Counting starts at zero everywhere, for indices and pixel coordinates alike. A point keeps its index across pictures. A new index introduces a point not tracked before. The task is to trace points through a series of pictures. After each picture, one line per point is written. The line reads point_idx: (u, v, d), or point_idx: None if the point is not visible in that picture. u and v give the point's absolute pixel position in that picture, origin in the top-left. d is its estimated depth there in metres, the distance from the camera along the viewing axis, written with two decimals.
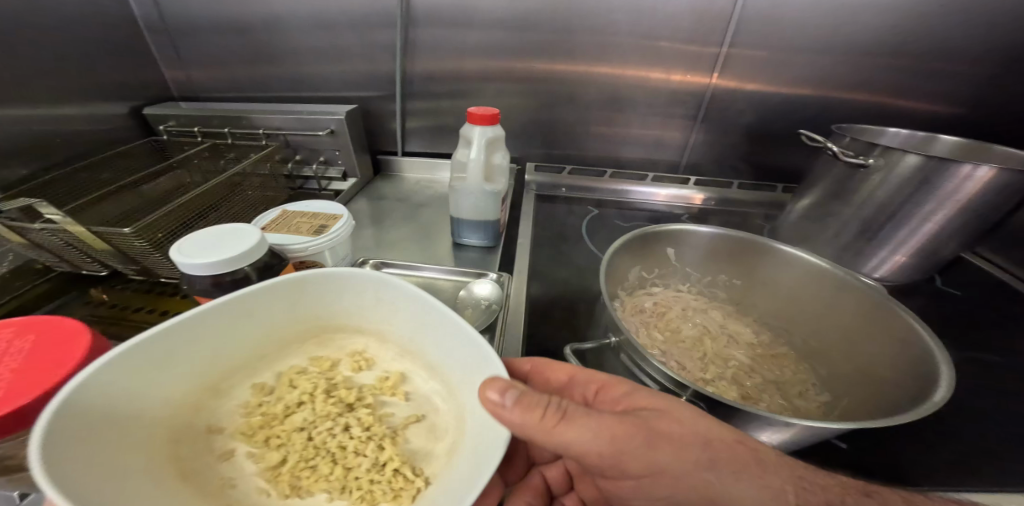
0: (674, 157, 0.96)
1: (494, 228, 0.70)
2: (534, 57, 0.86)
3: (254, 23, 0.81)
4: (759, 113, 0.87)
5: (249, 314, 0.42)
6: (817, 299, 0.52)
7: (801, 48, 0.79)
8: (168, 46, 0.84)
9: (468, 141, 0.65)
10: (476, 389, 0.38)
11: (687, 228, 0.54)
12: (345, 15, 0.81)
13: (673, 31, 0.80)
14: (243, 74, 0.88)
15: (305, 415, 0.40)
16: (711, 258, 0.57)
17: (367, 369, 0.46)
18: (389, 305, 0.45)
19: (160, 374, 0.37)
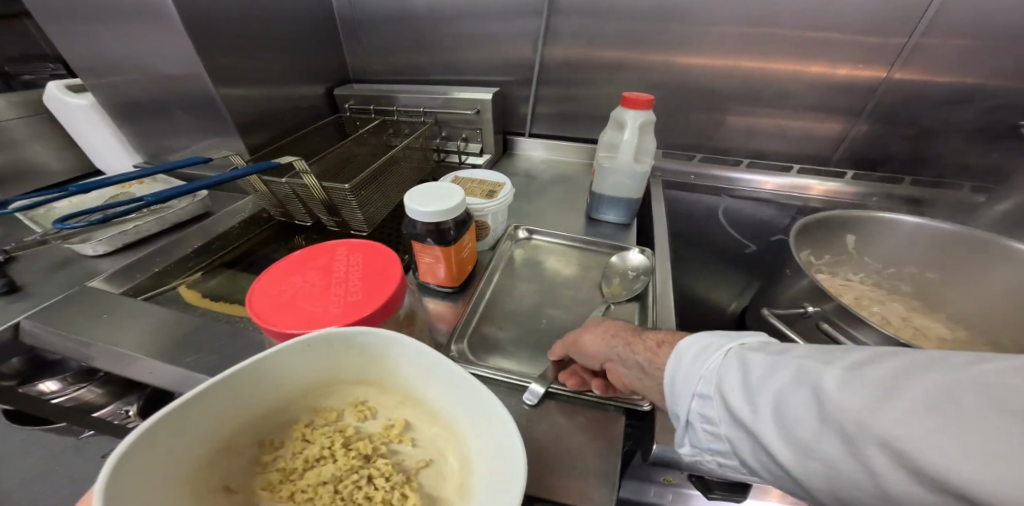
0: (822, 151, 0.89)
1: (632, 205, 0.72)
2: (680, 45, 0.84)
3: (422, 17, 0.92)
4: (942, 101, 0.77)
5: (260, 371, 0.34)
6: None
7: (1018, 25, 0.68)
8: (348, 34, 0.98)
9: (620, 123, 0.68)
10: (490, 437, 0.33)
11: (891, 215, 0.57)
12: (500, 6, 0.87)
13: (847, 14, 0.73)
14: (403, 59, 0.99)
15: (328, 470, 0.35)
16: (913, 249, 0.58)
17: (369, 416, 0.39)
18: (441, 381, 0.35)
19: (189, 435, 0.31)
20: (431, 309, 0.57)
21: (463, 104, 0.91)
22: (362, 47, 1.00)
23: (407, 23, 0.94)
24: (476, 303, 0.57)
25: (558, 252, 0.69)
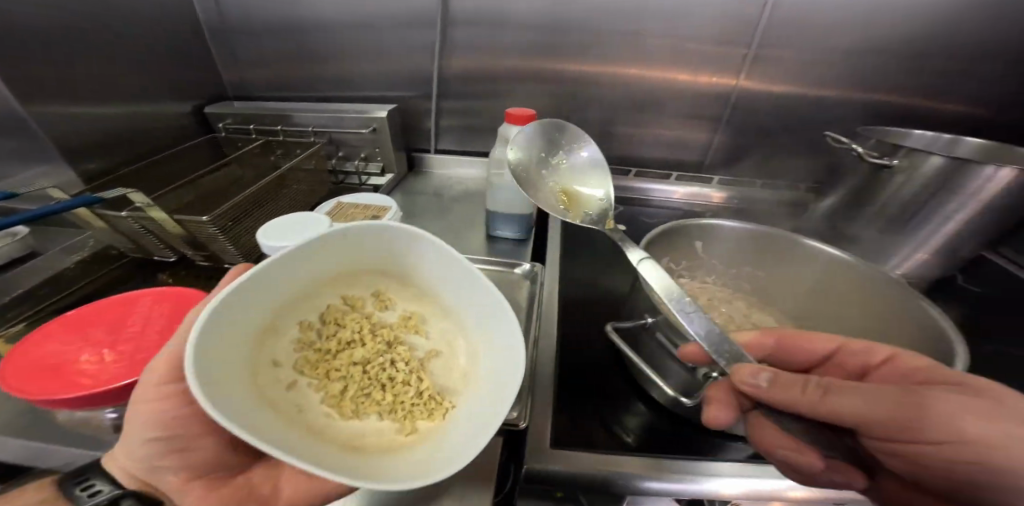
0: (697, 157, 0.99)
1: (524, 222, 0.74)
2: (566, 58, 0.90)
3: (305, 29, 0.87)
4: (782, 112, 0.91)
5: (318, 249, 0.41)
6: (838, 291, 0.59)
7: (827, 50, 0.82)
8: (218, 47, 0.90)
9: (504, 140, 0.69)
10: (497, 323, 0.40)
11: (715, 222, 0.62)
12: (389, 19, 0.85)
13: (702, 33, 0.83)
14: (286, 73, 0.93)
15: (360, 353, 0.42)
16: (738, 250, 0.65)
17: (389, 308, 0.47)
18: (452, 283, 0.44)
19: (256, 296, 0.37)
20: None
21: (355, 121, 0.87)
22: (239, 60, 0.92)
23: (288, 36, 0.88)
24: None
25: None
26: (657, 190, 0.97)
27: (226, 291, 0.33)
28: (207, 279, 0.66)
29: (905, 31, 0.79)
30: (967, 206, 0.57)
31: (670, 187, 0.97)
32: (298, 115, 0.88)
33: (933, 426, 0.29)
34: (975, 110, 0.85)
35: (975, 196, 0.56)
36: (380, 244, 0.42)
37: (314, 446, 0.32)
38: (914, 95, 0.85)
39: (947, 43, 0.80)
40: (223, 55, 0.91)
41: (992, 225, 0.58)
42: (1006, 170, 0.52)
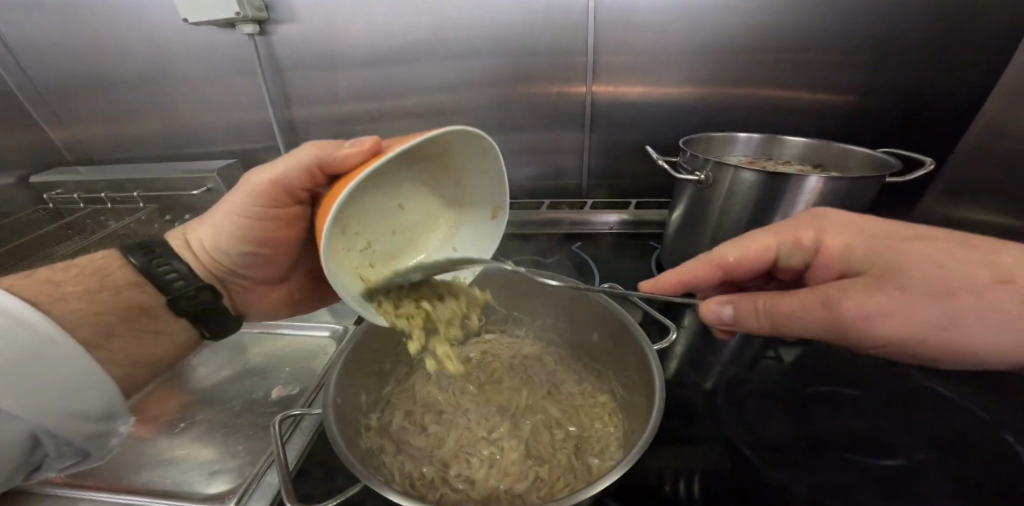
0: (570, 177, 0.94)
1: None
2: (407, 92, 0.85)
3: (135, 87, 0.86)
4: (644, 123, 0.84)
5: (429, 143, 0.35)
6: (615, 346, 0.45)
7: (669, 52, 0.76)
8: (52, 113, 0.91)
9: None
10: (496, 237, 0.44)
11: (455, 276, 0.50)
12: (212, 70, 0.82)
13: (535, 49, 0.78)
14: (127, 133, 0.92)
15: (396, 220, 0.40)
16: (518, 299, 0.54)
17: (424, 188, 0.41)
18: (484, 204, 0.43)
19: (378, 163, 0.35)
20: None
21: (188, 183, 0.85)
22: (76, 124, 0.92)
23: (120, 96, 0.87)
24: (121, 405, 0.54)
25: (262, 348, 0.64)
26: (586, 219, 0.87)
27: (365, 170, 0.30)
28: None
29: (749, 22, 0.72)
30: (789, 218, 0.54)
31: (589, 216, 0.88)
32: (128, 182, 0.87)
33: (868, 336, 0.29)
34: (850, 101, 0.77)
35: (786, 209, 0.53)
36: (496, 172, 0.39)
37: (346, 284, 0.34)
38: (782, 89, 0.77)
39: (797, 34, 0.72)
40: (52, 120, 0.92)
41: None
42: (813, 179, 0.49)
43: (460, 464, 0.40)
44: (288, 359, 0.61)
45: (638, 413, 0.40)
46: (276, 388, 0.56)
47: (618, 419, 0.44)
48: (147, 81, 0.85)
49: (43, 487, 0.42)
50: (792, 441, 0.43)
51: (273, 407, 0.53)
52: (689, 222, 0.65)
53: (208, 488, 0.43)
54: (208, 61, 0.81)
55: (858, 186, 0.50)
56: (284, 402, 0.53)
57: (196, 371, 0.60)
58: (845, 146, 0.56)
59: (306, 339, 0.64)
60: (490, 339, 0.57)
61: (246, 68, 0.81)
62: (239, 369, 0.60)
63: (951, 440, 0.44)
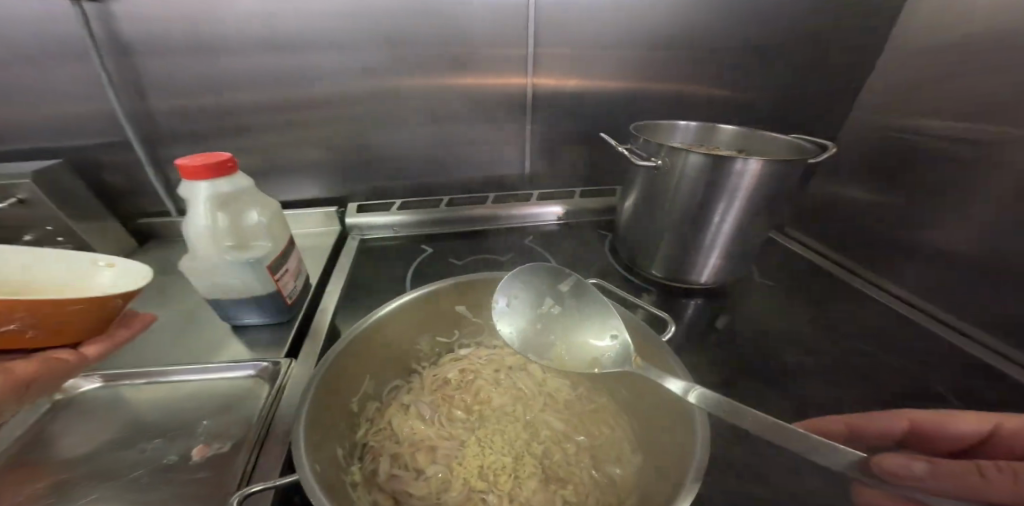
0: (513, 171, 0.90)
1: (275, 301, 0.56)
2: (321, 78, 0.72)
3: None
4: (585, 114, 0.85)
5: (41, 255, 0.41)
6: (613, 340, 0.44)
7: (606, 45, 0.77)
8: None
9: (191, 202, 0.50)
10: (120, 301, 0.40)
11: (434, 286, 0.45)
12: (25, 47, 0.61)
13: (466, 36, 0.73)
14: None
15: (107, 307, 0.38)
16: (496, 305, 0.49)
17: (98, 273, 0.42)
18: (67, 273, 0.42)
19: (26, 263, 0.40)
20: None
21: None
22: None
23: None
24: None
25: (163, 397, 0.48)
26: (525, 214, 0.86)
27: None
28: None
29: (670, 18, 0.76)
30: (733, 199, 0.58)
31: (533, 209, 0.86)
32: None
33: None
34: (749, 96, 0.88)
35: (734, 192, 0.57)
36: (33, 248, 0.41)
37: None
38: (701, 85, 0.85)
39: (709, 32, 0.79)
40: None
41: (758, 208, 0.59)
42: (754, 161, 0.53)
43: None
44: (206, 408, 0.46)
45: (653, 408, 0.39)
46: (197, 447, 0.42)
47: (626, 418, 0.43)
48: None
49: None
50: (767, 410, 0.47)
51: (197, 472, 0.40)
52: (643, 209, 0.67)
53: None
54: (16, 34, 0.60)
55: (789, 169, 0.55)
56: (214, 462, 0.40)
57: (61, 444, 0.43)
58: (768, 134, 0.63)
59: (224, 382, 0.49)
60: (467, 355, 0.51)
61: (77, 47, 0.62)
62: (131, 431, 0.44)
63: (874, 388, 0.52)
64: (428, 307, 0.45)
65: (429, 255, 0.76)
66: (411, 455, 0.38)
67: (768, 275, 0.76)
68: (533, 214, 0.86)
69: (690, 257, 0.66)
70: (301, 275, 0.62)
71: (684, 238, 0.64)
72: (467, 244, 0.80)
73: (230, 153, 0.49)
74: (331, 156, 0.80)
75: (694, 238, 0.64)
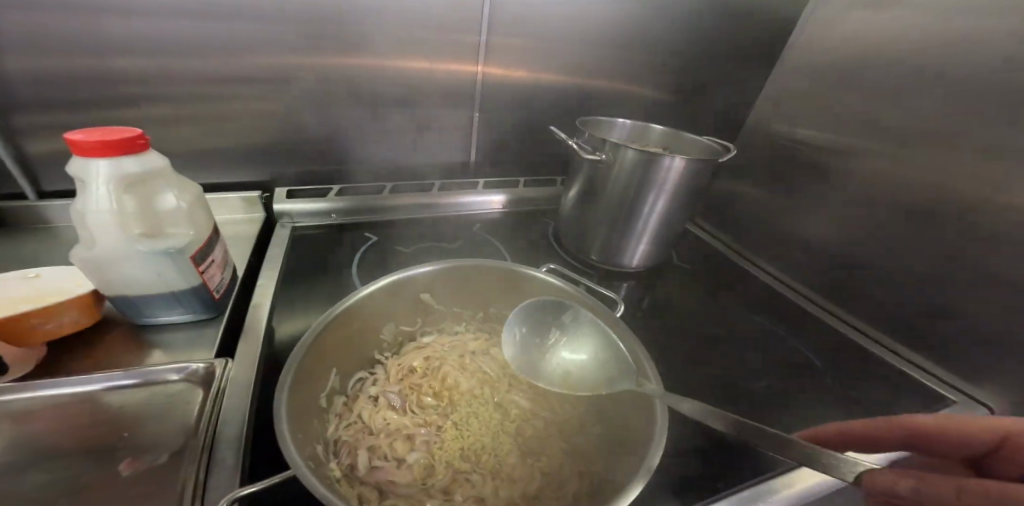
0: (459, 158, 0.90)
1: (200, 295, 0.50)
2: (245, 46, 0.63)
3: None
4: (530, 106, 0.87)
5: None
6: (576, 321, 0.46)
7: (553, 42, 0.80)
8: None
9: (85, 182, 0.42)
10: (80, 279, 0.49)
11: (401, 276, 0.44)
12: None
13: (414, 16, 0.70)
14: None
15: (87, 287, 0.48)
16: (459, 292, 0.49)
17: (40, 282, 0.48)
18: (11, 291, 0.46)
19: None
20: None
21: None
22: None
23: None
24: None
25: (61, 411, 0.40)
26: (468, 203, 0.86)
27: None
28: None
29: (610, 20, 0.81)
30: (661, 192, 0.65)
31: (478, 198, 0.87)
32: None
33: None
34: (669, 99, 0.99)
35: (661, 184, 0.64)
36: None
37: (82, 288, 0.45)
38: (632, 87, 0.93)
39: (640, 38, 0.86)
40: None
41: (682, 202, 0.68)
42: (679, 159, 0.60)
43: (447, 490, 0.36)
44: (125, 420, 0.40)
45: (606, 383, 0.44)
46: (123, 461, 0.37)
47: None
48: None
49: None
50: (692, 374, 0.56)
51: (123, 494, 0.34)
52: (586, 200, 0.73)
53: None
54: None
55: (705, 168, 0.64)
56: (147, 477, 0.36)
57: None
58: (690, 136, 0.73)
59: (146, 392, 0.42)
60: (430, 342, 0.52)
61: None
62: (19, 457, 0.36)
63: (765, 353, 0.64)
64: (396, 296, 0.45)
65: (374, 245, 0.73)
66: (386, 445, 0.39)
67: (685, 259, 0.87)
68: (479, 202, 0.87)
69: (624, 243, 0.73)
70: (228, 266, 0.55)
71: (619, 227, 0.71)
72: (414, 233, 0.78)
73: (141, 128, 0.42)
74: (255, 135, 0.72)
75: (629, 226, 0.71)
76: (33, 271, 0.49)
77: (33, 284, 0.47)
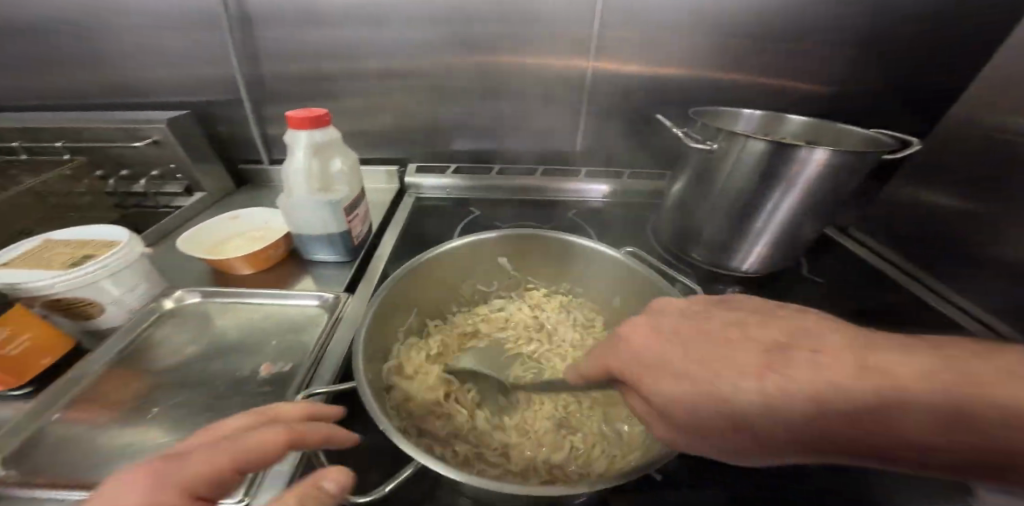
0: (565, 149, 0.92)
1: (346, 240, 0.64)
2: (394, 49, 0.78)
3: (68, 26, 0.74)
4: (645, 95, 0.84)
5: (218, 238, 0.67)
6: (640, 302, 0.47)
7: (676, 27, 0.76)
8: None
9: (291, 147, 0.57)
10: (270, 217, 0.70)
11: (482, 238, 0.49)
12: (171, 15, 0.73)
13: (533, 12, 0.75)
14: (52, 80, 0.80)
15: (274, 225, 0.69)
16: (529, 263, 0.53)
17: (248, 223, 0.69)
18: (238, 228, 0.69)
19: (221, 247, 0.65)
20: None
21: (123, 134, 0.72)
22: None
23: (47, 38, 0.76)
24: (54, 400, 0.44)
25: (240, 318, 0.56)
26: (569, 189, 0.88)
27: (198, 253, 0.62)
28: None
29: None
30: (790, 188, 0.56)
31: (577, 186, 0.87)
32: (50, 130, 0.72)
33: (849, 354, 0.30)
34: (828, 88, 0.82)
35: (793, 179, 0.55)
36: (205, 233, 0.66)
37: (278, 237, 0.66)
38: (773, 76, 0.80)
39: (791, 16, 0.74)
40: None
41: (813, 202, 0.57)
42: (819, 150, 0.51)
43: (489, 434, 0.41)
44: (274, 331, 0.54)
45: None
46: (263, 365, 0.49)
47: None
48: (77, 20, 0.74)
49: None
50: None
51: (265, 386, 0.47)
52: (691, 195, 0.67)
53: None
54: (165, 3, 0.72)
55: (860, 162, 0.52)
56: (277, 380, 0.48)
57: (159, 344, 0.52)
58: (844, 126, 0.60)
59: (292, 310, 0.57)
60: (496, 301, 0.56)
61: (200, 15, 0.73)
62: (212, 345, 0.52)
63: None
64: (474, 254, 0.50)
65: (476, 219, 0.81)
66: (443, 386, 0.45)
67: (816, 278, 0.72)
68: (579, 190, 0.87)
69: (734, 245, 0.65)
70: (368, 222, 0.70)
71: (731, 225, 0.64)
72: (513, 213, 0.83)
73: (326, 109, 0.56)
74: (397, 121, 0.87)
75: (743, 226, 0.62)
76: (232, 212, 0.70)
77: (240, 222, 0.69)
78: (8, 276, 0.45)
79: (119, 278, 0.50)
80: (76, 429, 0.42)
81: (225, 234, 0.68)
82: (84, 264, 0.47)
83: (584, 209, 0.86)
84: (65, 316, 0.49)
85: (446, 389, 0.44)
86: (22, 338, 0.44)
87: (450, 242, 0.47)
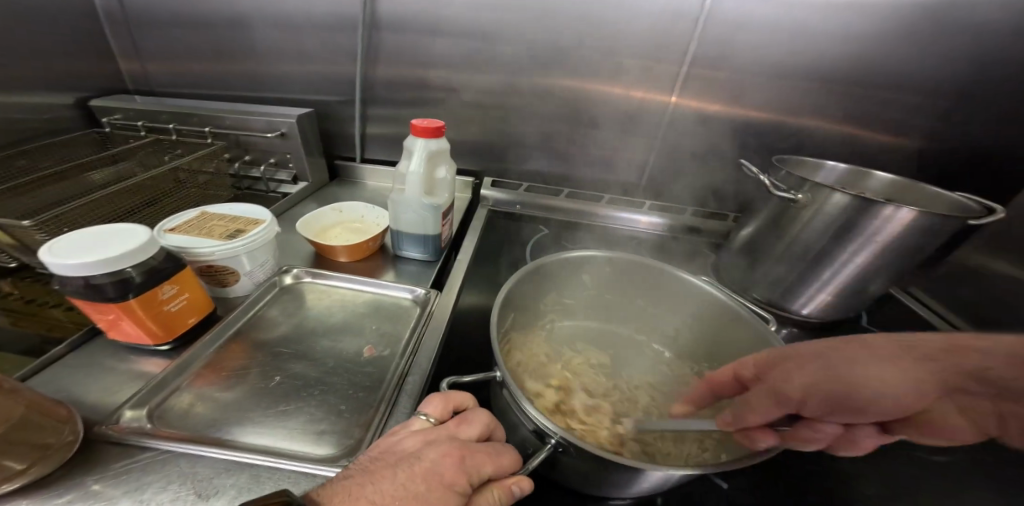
0: (631, 178, 0.97)
1: (436, 241, 0.71)
2: (493, 69, 0.86)
3: (227, 27, 0.88)
4: (721, 133, 0.88)
5: (323, 225, 0.75)
6: (722, 329, 0.54)
7: (760, 73, 0.80)
8: (124, 39, 0.92)
9: (410, 153, 0.66)
10: (368, 214, 0.78)
11: (581, 254, 0.57)
12: (314, 21, 0.85)
13: (628, 47, 0.81)
14: (202, 71, 0.95)
15: (374, 220, 0.77)
16: (615, 281, 0.61)
17: (348, 215, 0.78)
18: (341, 219, 0.77)
19: (325, 234, 0.73)
20: (133, 373, 0.48)
21: (261, 126, 0.84)
22: (152, 55, 0.94)
23: (207, 35, 0.90)
24: (189, 362, 0.49)
25: (343, 299, 0.63)
26: (631, 217, 0.91)
27: (308, 236, 0.70)
28: (27, 285, 0.59)
29: (837, 54, 0.76)
30: (871, 242, 0.57)
31: (636, 215, 0.91)
32: (198, 116, 0.85)
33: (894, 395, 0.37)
34: (907, 143, 0.82)
35: (874, 235, 0.57)
36: (316, 219, 0.74)
37: (379, 232, 0.74)
38: (851, 126, 0.83)
39: (879, 70, 0.77)
40: (125, 45, 0.93)
41: (890, 262, 0.58)
42: (906, 209, 0.53)
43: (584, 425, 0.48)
44: (373, 316, 0.60)
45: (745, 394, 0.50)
46: (365, 347, 0.55)
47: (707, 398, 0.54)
48: (236, 23, 0.88)
49: (140, 439, 0.40)
50: (842, 460, 0.50)
51: (366, 366, 0.52)
52: (761, 238, 0.70)
53: (316, 450, 0.42)
54: (310, 14, 0.84)
55: (943, 225, 0.54)
56: (377, 362, 0.53)
57: (272, 317, 0.58)
58: (933, 188, 0.62)
59: (386, 296, 0.64)
60: (571, 307, 0.64)
61: (336, 25, 0.85)
62: (315, 323, 0.58)
63: (971, 477, 0.50)
64: (577, 264, 0.58)
65: (543, 235, 0.87)
66: (535, 386, 0.52)
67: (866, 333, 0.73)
68: (648, 223, 0.90)
69: (799, 290, 0.67)
70: (451, 229, 0.77)
71: (800, 270, 0.65)
72: (576, 234, 0.89)
73: (443, 122, 0.64)
74: (482, 135, 0.95)
75: (812, 272, 0.64)
76: (337, 205, 0.78)
77: (342, 214, 0.77)
78: (179, 241, 0.54)
79: (254, 254, 0.58)
80: (205, 391, 0.47)
81: (329, 222, 0.76)
82: (234, 239, 0.55)
83: (644, 238, 0.89)
84: (204, 280, 0.57)
85: (538, 387, 0.52)
86: (184, 297, 0.49)
87: (564, 251, 0.56)
